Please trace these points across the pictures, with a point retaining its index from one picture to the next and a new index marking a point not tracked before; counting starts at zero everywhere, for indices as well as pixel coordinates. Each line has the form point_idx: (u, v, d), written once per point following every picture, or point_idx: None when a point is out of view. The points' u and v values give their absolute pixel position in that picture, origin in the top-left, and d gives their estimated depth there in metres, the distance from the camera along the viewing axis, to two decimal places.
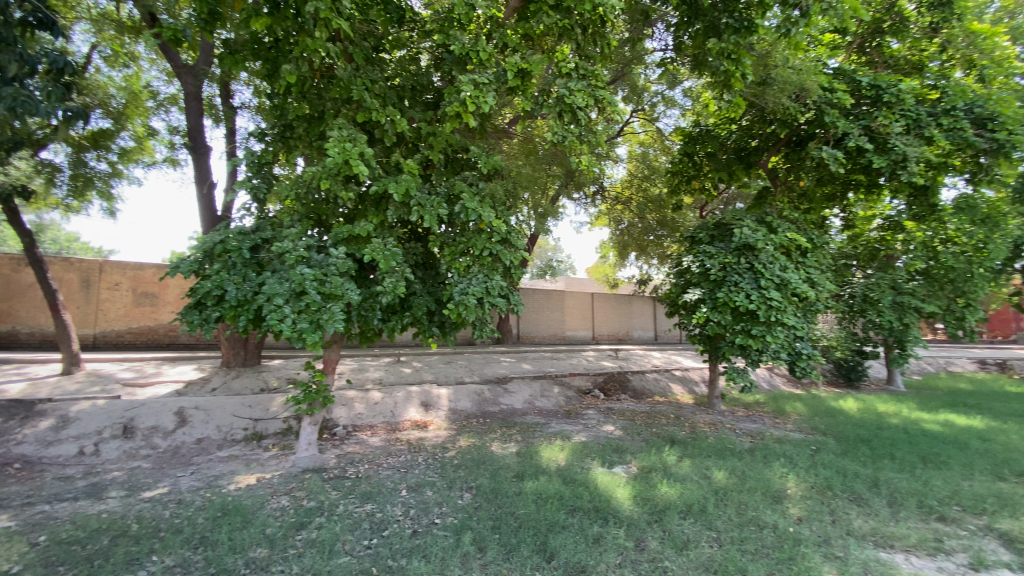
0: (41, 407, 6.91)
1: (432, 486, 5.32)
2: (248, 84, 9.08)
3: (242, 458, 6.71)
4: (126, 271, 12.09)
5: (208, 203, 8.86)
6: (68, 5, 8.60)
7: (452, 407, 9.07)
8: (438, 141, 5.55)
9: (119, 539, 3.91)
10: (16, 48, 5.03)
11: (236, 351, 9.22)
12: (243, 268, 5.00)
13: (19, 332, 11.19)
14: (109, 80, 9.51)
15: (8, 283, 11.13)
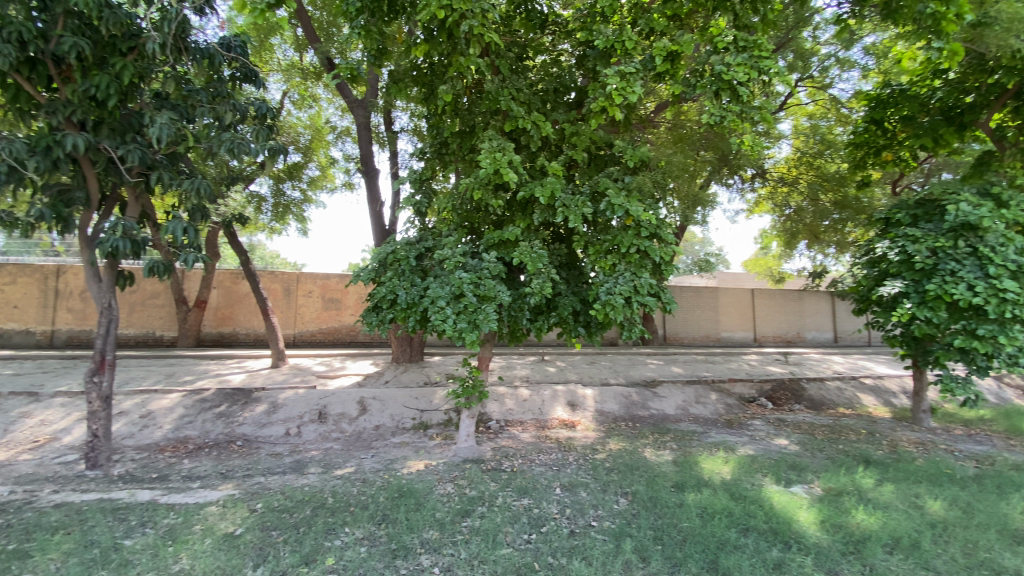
0: (260, 394, 8.46)
1: (586, 487, 5.26)
2: (406, 110, 10.11)
3: (411, 445, 7.42)
4: (316, 281, 14.30)
5: (378, 218, 10.01)
6: (266, 61, 10.42)
7: (600, 408, 8.92)
8: (581, 139, 5.48)
9: (319, 510, 4.55)
10: (230, 100, 6.30)
11: (404, 348, 10.27)
12: (411, 275, 5.51)
13: (239, 332, 13.92)
14: (298, 120, 11.27)
15: (232, 293, 13.94)
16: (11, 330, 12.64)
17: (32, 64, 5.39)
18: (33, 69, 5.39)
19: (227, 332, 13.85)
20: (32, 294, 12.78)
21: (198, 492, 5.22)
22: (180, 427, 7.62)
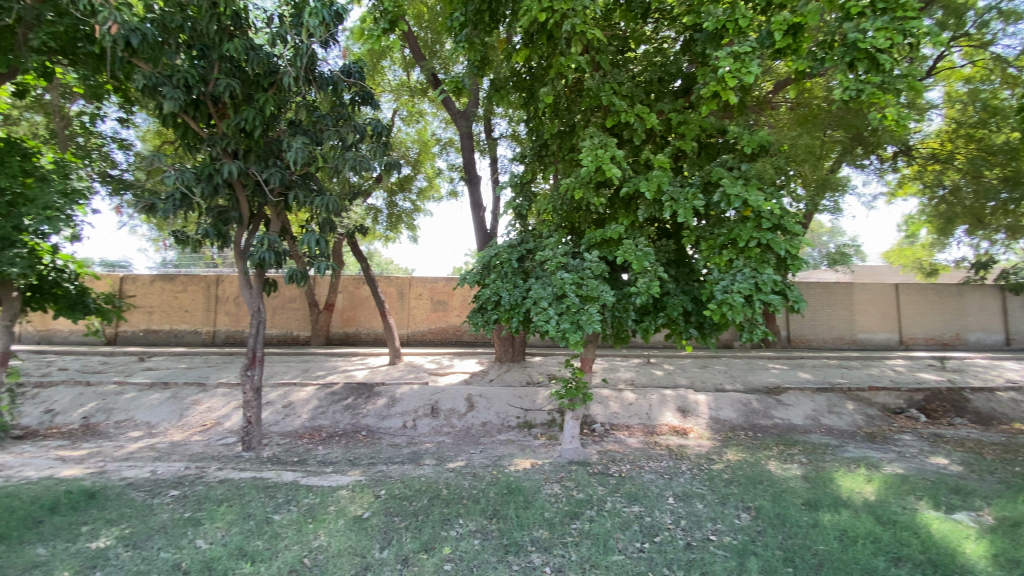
0: (380, 388, 9.17)
1: (701, 498, 4.96)
2: (506, 117, 10.37)
3: (518, 443, 7.56)
4: (426, 284, 15.17)
5: (481, 223, 10.37)
6: (379, 83, 11.30)
7: (714, 415, 8.37)
8: (690, 128, 5.20)
9: (435, 501, 4.81)
10: (352, 122, 6.89)
11: (506, 348, 10.51)
12: (513, 276, 5.59)
13: (360, 333, 15.24)
14: (407, 135, 12.04)
15: (354, 297, 15.31)
16: (185, 331, 15.07)
17: (196, 104, 6.32)
18: (197, 109, 6.33)
19: (351, 331, 15.25)
20: (199, 299, 15.13)
21: (330, 476, 5.79)
22: (314, 417, 8.51)
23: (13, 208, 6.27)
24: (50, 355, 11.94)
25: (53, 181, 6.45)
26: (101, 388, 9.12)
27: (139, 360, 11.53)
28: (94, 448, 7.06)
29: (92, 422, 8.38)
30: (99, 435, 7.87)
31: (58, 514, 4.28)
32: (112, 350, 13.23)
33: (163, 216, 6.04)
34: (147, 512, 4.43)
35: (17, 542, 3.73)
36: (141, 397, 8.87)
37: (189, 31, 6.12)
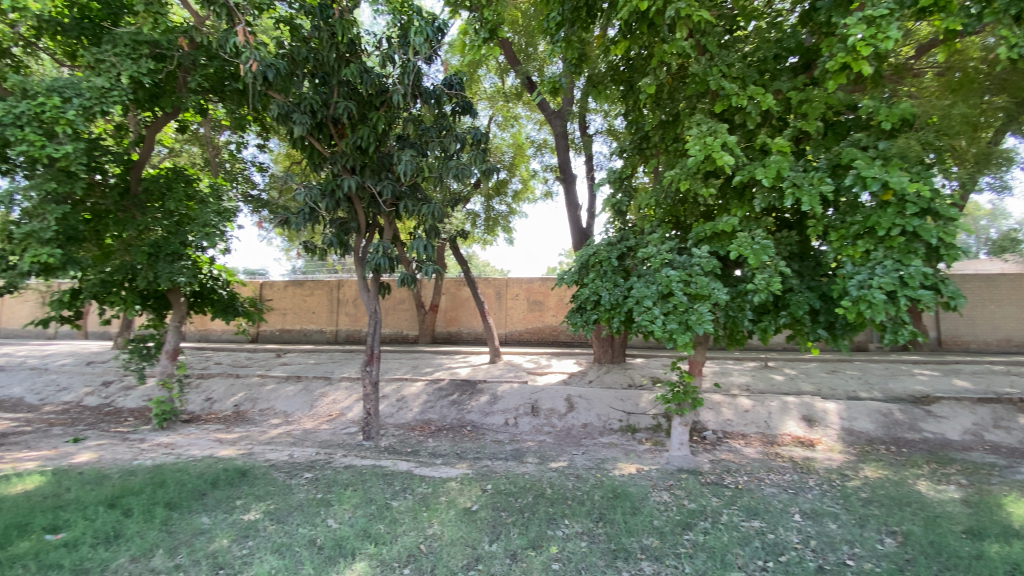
0: (482, 386, 9.47)
1: (834, 518, 4.46)
2: (602, 113, 10.19)
3: (622, 447, 7.38)
4: (522, 285, 15.38)
5: (578, 222, 10.28)
6: (476, 92, 11.69)
7: (845, 426, 7.48)
8: (814, 106, 4.71)
9: (540, 499, 4.85)
10: (455, 131, 7.19)
11: (605, 349, 10.29)
12: (613, 275, 5.43)
13: (462, 332, 15.88)
14: (503, 140, 12.31)
15: (455, 298, 15.99)
16: (312, 330, 16.80)
17: (320, 127, 7.03)
18: (321, 131, 7.02)
19: (454, 331, 15.96)
20: (323, 302, 16.79)
21: (440, 468, 6.10)
22: (423, 412, 9.02)
23: (181, 226, 7.42)
24: (208, 350, 13.97)
25: (208, 203, 7.51)
26: (247, 380, 10.47)
27: (277, 357, 13.05)
28: (244, 432, 8.11)
29: (242, 410, 9.65)
30: (247, 421, 9.04)
31: (219, 487, 4.96)
32: (255, 347, 15.14)
33: (297, 228, 6.86)
34: (287, 492, 4.97)
35: (189, 509, 4.37)
36: (279, 389, 10.05)
37: (312, 61, 6.78)
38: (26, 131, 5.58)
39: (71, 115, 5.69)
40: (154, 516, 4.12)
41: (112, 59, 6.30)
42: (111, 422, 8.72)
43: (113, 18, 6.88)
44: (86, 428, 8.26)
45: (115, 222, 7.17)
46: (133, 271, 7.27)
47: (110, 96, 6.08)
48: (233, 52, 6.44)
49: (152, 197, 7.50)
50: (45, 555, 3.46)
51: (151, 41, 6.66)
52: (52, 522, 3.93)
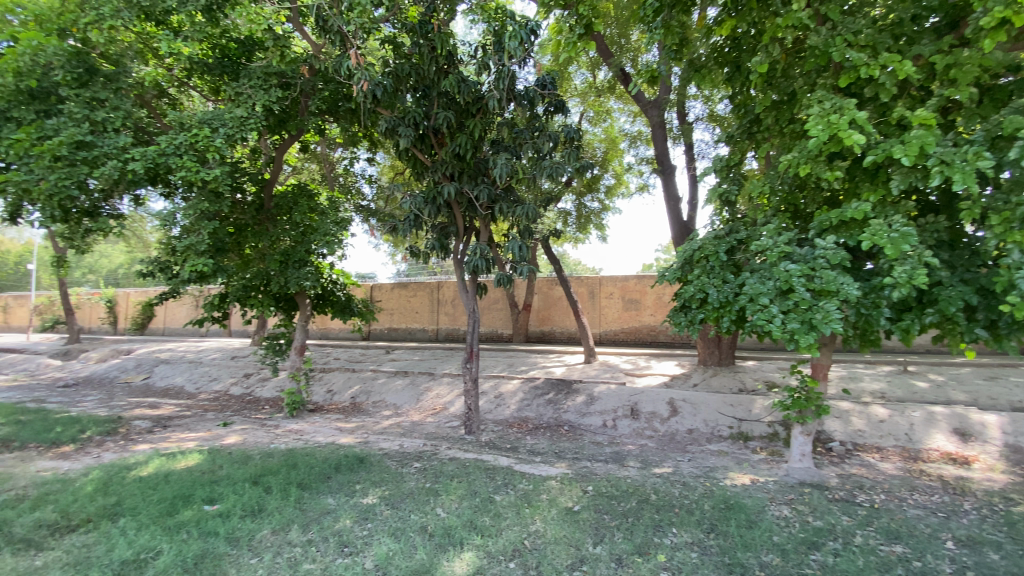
0: (579, 386, 9.39)
1: (1001, 550, 3.79)
2: (702, 98, 9.62)
3: (732, 455, 6.91)
4: (617, 283, 15.01)
5: (677, 215, 9.80)
6: (567, 89, 11.61)
7: (1013, 443, 6.33)
8: (966, 70, 4.06)
9: (645, 505, 4.69)
10: (549, 130, 7.22)
11: (711, 351, 9.67)
12: (722, 271, 5.07)
13: (556, 331, 15.88)
14: (595, 135, 12.10)
15: (549, 297, 16.04)
16: (415, 329, 17.85)
17: (422, 138, 7.43)
18: (423, 142, 7.42)
19: (547, 330, 16.00)
20: (424, 302, 17.78)
21: (539, 466, 6.15)
22: (521, 410, 9.16)
23: (305, 236, 8.26)
24: (328, 347, 15.42)
25: (327, 214, 8.32)
26: (361, 374, 11.40)
27: (386, 353, 14.05)
28: (360, 422, 8.84)
29: (357, 401, 10.52)
30: (362, 411, 9.83)
31: (340, 472, 5.43)
32: (366, 344, 16.46)
33: (404, 234, 7.27)
34: (398, 480, 5.32)
35: (317, 490, 4.83)
36: (388, 383, 10.82)
37: (414, 76, 7.18)
38: (184, 158, 6.52)
39: (218, 143, 6.56)
40: (289, 495, 4.60)
41: (247, 91, 7.17)
42: (252, 409, 9.98)
43: (247, 55, 7.83)
44: (233, 413, 9.52)
45: (253, 234, 8.09)
46: (268, 277, 8.29)
47: (247, 124, 6.92)
48: (346, 75, 6.99)
49: (281, 211, 8.43)
50: (205, 523, 3.89)
51: (279, 72, 7.50)
52: (209, 495, 4.47)
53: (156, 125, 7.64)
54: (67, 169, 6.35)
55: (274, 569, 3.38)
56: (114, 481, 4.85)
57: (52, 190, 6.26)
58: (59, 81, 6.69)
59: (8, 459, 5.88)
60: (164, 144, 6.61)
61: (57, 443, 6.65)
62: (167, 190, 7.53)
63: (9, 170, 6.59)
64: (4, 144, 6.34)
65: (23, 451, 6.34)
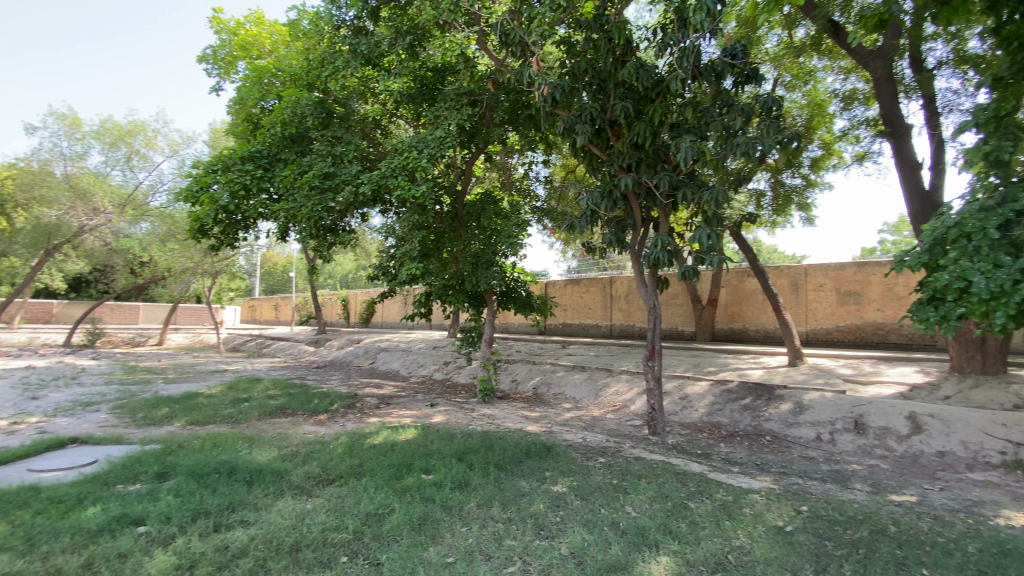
0: (782, 392, 8.31)
1: None
2: (950, 36, 7.61)
3: (1009, 490, 5.35)
4: (829, 273, 12.87)
5: (913, 184, 7.98)
6: (757, 56, 10.31)
7: None
8: None
9: (880, 536, 3.93)
10: (740, 105, 6.54)
11: (971, 355, 7.63)
12: (993, 252, 3.93)
13: (749, 329, 14.32)
14: (794, 103, 10.53)
15: (739, 290, 14.55)
16: (589, 324, 17.92)
17: (598, 132, 7.38)
18: (600, 136, 7.38)
19: (737, 327, 14.54)
20: (598, 298, 17.73)
21: (738, 477, 5.61)
22: (712, 413, 8.49)
23: (492, 239, 8.94)
24: (510, 340, 16.48)
25: (511, 217, 8.88)
26: (543, 366, 11.92)
27: (564, 348, 14.38)
28: (544, 412, 9.24)
29: (541, 392, 11.01)
30: (546, 402, 10.26)
31: (531, 458, 5.74)
32: (544, 339, 17.14)
33: (582, 230, 7.29)
34: (585, 472, 5.40)
35: (512, 472, 5.17)
36: (569, 376, 11.11)
37: (590, 71, 7.15)
38: (398, 179, 7.61)
39: (423, 162, 7.50)
40: (489, 474, 5.02)
41: (444, 113, 8.02)
42: (451, 394, 11.23)
43: (441, 80, 8.78)
44: (436, 397, 10.85)
45: (449, 240, 9.06)
46: (462, 278, 9.04)
47: (445, 142, 7.75)
48: (527, 82, 7.32)
49: (471, 217, 9.28)
50: (424, 489, 4.46)
51: (469, 92, 8.26)
52: (425, 466, 5.14)
53: (374, 152, 9.06)
54: (317, 196, 7.95)
55: (483, 539, 3.67)
56: (355, 446, 5.92)
57: (309, 214, 7.88)
58: (309, 126, 8.39)
59: (287, 422, 7.67)
60: (383, 169, 7.82)
61: (316, 412, 8.45)
62: (383, 207, 8.96)
63: (280, 200, 8.50)
64: (277, 181, 8.20)
65: (295, 416, 8.21)
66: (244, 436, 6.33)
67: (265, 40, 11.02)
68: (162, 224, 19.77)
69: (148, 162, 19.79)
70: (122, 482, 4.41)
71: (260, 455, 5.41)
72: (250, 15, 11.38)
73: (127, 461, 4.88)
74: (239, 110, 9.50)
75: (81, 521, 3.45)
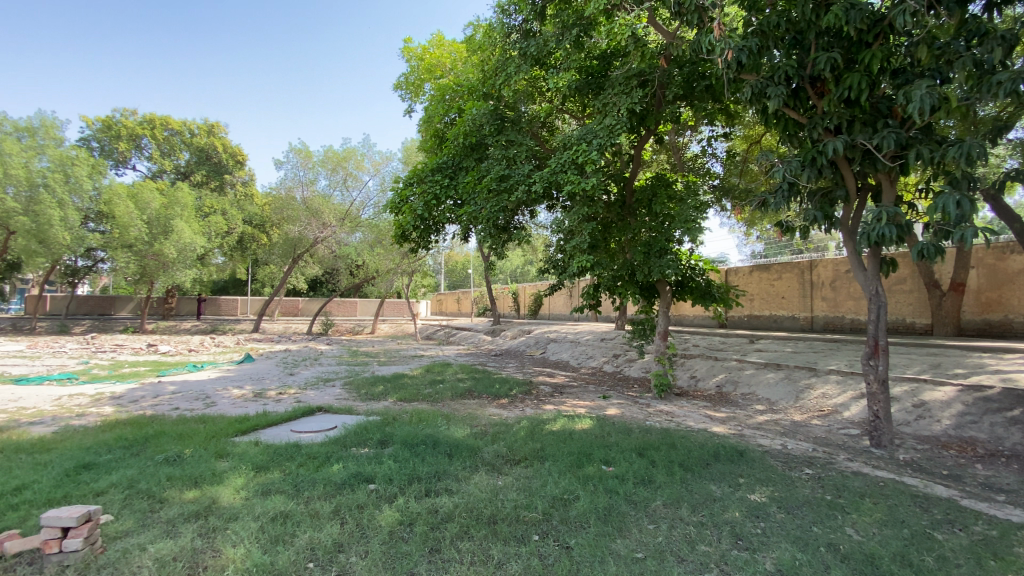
0: None
1: None
2: None
3: None
4: None
5: None
6: None
7: None
8: None
9: None
10: (1000, 33, 5.09)
11: None
12: None
13: (1014, 320, 11.12)
14: None
15: (997, 272, 11.38)
16: (783, 317, 15.89)
17: (794, 93, 6.44)
18: (798, 98, 6.42)
19: (996, 319, 11.41)
20: (794, 287, 15.60)
21: (1007, 509, 4.36)
22: (962, 427, 6.76)
23: (667, 225, 8.46)
24: (686, 333, 15.51)
25: (687, 200, 8.29)
26: (727, 363, 10.95)
27: (750, 342, 13.00)
28: (730, 413, 8.46)
29: (725, 391, 10.11)
30: (731, 402, 9.39)
31: (721, 461, 5.28)
32: (725, 332, 15.73)
33: (776, 208, 6.42)
34: (788, 482, 4.76)
35: (700, 474, 4.82)
36: (759, 375, 9.99)
37: (784, 25, 6.25)
38: (569, 173, 7.68)
39: (593, 154, 7.43)
40: (674, 473, 4.77)
41: (613, 100, 7.85)
42: (625, 387, 11.04)
43: (608, 67, 8.60)
44: (609, 389, 10.79)
45: (618, 229, 8.87)
46: (633, 268, 8.72)
47: (615, 130, 7.57)
48: (705, 51, 6.74)
49: (642, 203, 8.95)
50: (607, 481, 4.43)
51: (638, 73, 7.91)
52: (605, 457, 5.11)
53: (543, 150, 9.33)
54: (495, 199, 8.50)
55: (673, 539, 3.48)
56: (537, 431, 6.19)
57: (488, 216, 8.48)
58: (485, 132, 9.00)
59: (474, 404, 8.41)
60: (554, 165, 7.98)
61: (498, 396, 9.11)
62: (550, 203, 9.17)
63: (464, 205, 9.32)
64: (461, 188, 9.00)
65: (481, 398, 8.96)
66: (441, 414, 7.13)
67: (446, 59, 12.19)
68: (370, 233, 23.53)
69: (357, 182, 23.64)
70: (355, 445, 5.33)
71: (455, 432, 6.02)
72: (433, 39, 12.70)
73: (357, 428, 5.88)
74: (427, 128, 10.69)
75: (330, 474, 4.26)
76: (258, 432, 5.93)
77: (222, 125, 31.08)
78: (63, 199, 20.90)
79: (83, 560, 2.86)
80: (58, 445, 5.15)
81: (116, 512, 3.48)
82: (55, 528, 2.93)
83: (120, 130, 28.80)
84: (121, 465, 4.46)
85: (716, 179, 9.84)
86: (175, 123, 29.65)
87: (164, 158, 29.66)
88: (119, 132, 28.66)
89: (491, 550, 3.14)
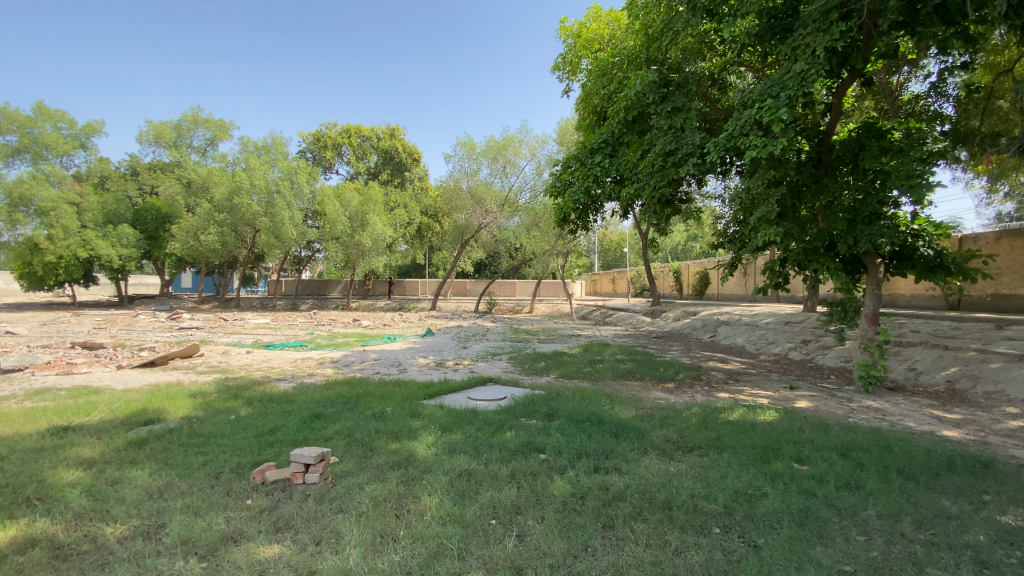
0: None
1: None
2: None
3: None
4: None
5: None
6: None
7: None
8: None
9: None
10: None
11: None
12: None
13: None
14: None
15: None
16: None
17: None
18: None
19: None
20: None
21: None
22: None
23: (878, 183, 7.08)
24: (899, 316, 12.88)
25: (909, 152, 6.83)
26: (962, 354, 8.80)
27: (996, 329, 10.23)
28: (967, 415, 6.79)
29: (958, 388, 8.17)
30: (968, 402, 7.54)
31: (956, 472, 4.27)
32: (957, 314, 12.65)
33: None
34: None
35: (927, 485, 3.95)
36: (1011, 370, 7.83)
37: None
38: (751, 137, 6.82)
39: (781, 109, 6.45)
40: (889, 480, 4.00)
41: (806, 41, 6.70)
42: (816, 377, 9.63)
43: (797, 3, 7.31)
44: (796, 379, 9.52)
45: (811, 194, 7.65)
46: (831, 238, 7.47)
47: (808, 77, 6.49)
48: None
49: (844, 161, 7.56)
50: (801, 480, 3.91)
51: (839, 3, 6.59)
52: (798, 454, 4.51)
53: (715, 112, 8.53)
54: (662, 173, 8.03)
55: (892, 556, 2.90)
56: (710, 419, 5.76)
57: (654, 192, 8.09)
58: (648, 102, 8.44)
59: (637, 385, 8.20)
60: (731, 128, 7.19)
61: (663, 379, 8.76)
62: (723, 169, 8.35)
63: (625, 180, 8.97)
64: (623, 165, 8.66)
65: (644, 380, 8.73)
66: (605, 393, 7.09)
67: (603, 31, 11.80)
68: (528, 216, 24.12)
69: (518, 168, 24.53)
70: (525, 416, 5.60)
71: (620, 412, 5.93)
72: (589, 13, 12.39)
73: (526, 400, 6.19)
74: (584, 106, 10.53)
75: (505, 441, 4.54)
76: (442, 397, 6.61)
77: (401, 128, 35.22)
78: (290, 201, 25.60)
79: (320, 491, 3.53)
80: (297, 398, 6.43)
81: (340, 455, 4.20)
82: (300, 464, 3.66)
83: (326, 141, 34.32)
84: (341, 417, 5.37)
85: (948, 123, 7.86)
86: (365, 130, 34.37)
87: (358, 162, 34.47)
88: (325, 142, 34.15)
89: (668, 537, 3.02)
